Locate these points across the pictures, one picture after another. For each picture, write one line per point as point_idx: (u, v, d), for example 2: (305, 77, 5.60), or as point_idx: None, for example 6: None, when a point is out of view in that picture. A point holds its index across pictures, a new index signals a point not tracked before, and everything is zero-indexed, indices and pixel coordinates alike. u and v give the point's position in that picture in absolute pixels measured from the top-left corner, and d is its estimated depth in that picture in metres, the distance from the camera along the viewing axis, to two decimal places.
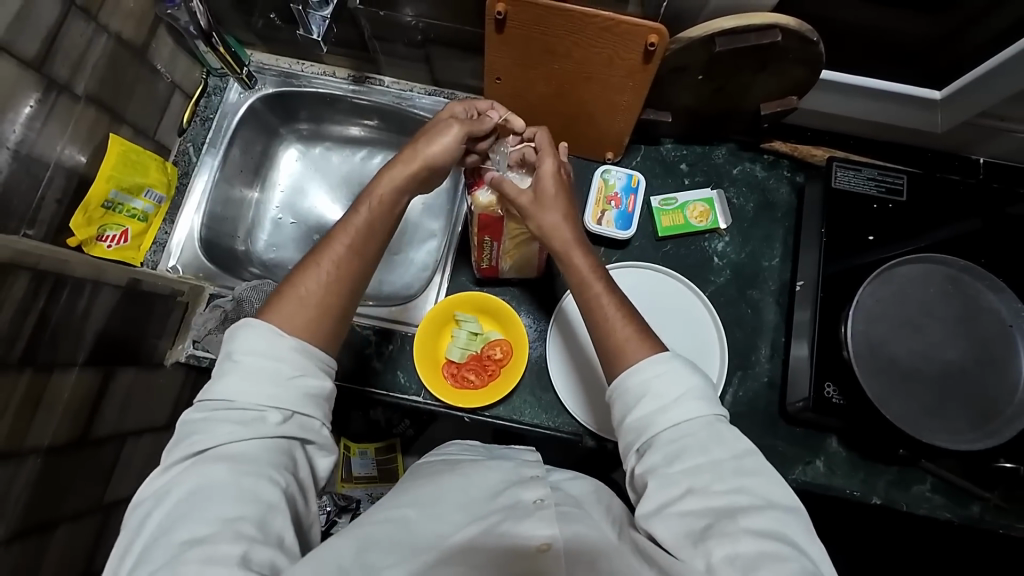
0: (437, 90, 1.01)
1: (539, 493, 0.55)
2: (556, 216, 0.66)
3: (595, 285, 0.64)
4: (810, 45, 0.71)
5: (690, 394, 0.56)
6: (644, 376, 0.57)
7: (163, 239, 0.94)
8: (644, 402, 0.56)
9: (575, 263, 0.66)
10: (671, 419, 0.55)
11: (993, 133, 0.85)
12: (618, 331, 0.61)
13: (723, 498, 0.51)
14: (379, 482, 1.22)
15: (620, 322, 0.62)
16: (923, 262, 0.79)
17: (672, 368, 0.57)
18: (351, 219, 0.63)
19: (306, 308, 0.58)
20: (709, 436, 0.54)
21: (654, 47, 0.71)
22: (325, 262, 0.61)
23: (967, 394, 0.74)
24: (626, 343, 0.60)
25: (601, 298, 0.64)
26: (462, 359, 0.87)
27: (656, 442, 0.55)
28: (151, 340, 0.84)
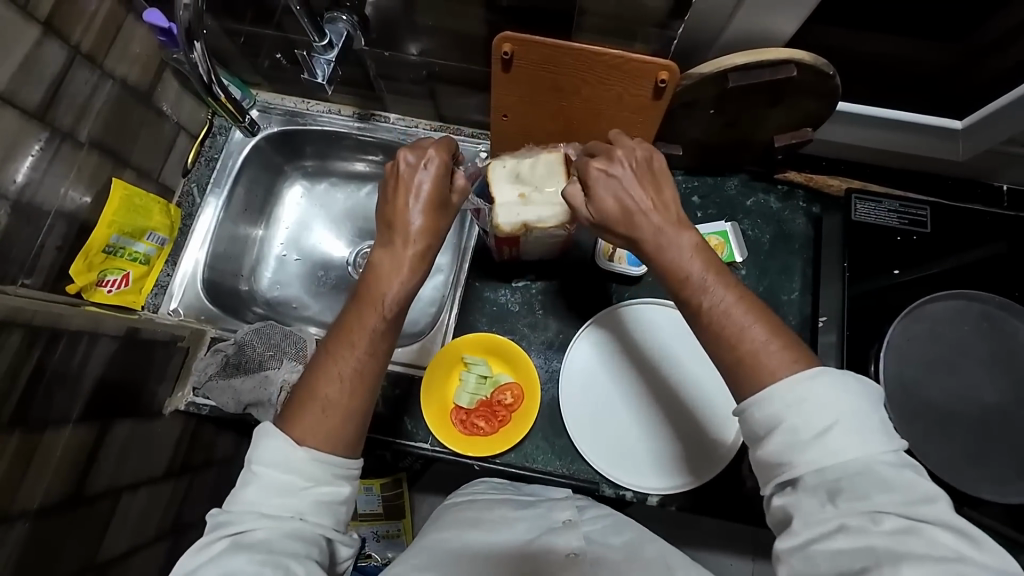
0: (442, 125, 1.00)
1: (572, 543, 0.61)
2: (652, 221, 0.58)
3: (696, 273, 0.55)
4: (826, 79, 0.70)
5: (838, 427, 0.47)
6: (779, 405, 0.49)
7: (165, 282, 0.92)
8: (790, 435, 0.48)
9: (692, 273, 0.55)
10: (820, 456, 0.47)
11: (1016, 160, 0.83)
12: (751, 340, 0.52)
13: (888, 541, 0.44)
14: (384, 519, 1.19)
15: (753, 330, 0.52)
16: (953, 298, 0.75)
17: (813, 393, 0.48)
18: (365, 310, 0.57)
19: (325, 415, 0.53)
20: (868, 474, 0.46)
21: (665, 84, 0.70)
22: (347, 362, 0.55)
23: (1011, 441, 0.69)
24: (758, 356, 0.51)
25: (727, 304, 0.53)
26: (470, 405, 0.83)
27: (803, 479, 0.47)
28: (150, 388, 0.81)
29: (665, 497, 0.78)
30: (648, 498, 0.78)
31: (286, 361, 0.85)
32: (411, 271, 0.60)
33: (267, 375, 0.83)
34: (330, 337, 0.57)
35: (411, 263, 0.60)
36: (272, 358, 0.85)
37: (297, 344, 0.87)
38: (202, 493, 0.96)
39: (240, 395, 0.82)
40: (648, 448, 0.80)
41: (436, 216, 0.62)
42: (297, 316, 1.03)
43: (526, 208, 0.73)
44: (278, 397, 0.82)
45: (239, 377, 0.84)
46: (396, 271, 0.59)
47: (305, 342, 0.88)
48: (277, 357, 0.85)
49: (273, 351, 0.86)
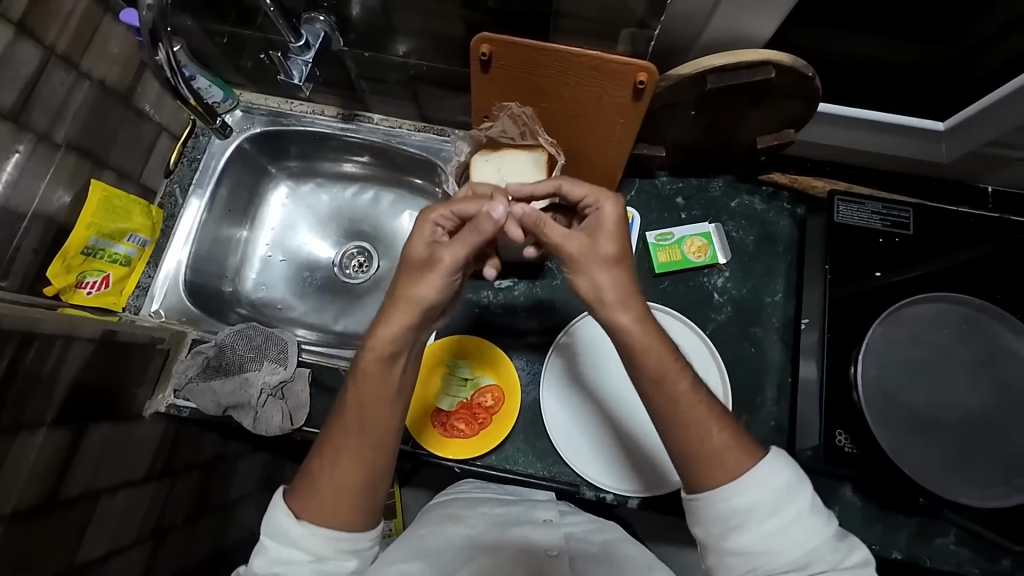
0: (427, 125, 1.00)
1: (553, 540, 0.63)
2: (627, 313, 0.61)
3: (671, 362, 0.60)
4: (806, 81, 0.69)
5: (799, 518, 0.55)
6: (754, 494, 0.55)
7: (146, 283, 0.92)
8: (751, 522, 0.55)
9: (660, 370, 0.60)
10: (783, 543, 0.54)
11: (1000, 162, 0.82)
12: (714, 441, 0.58)
13: None
14: None
15: (711, 427, 0.58)
16: (933, 301, 0.76)
17: (779, 484, 0.56)
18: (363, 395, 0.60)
19: (327, 493, 0.58)
20: (819, 553, 0.54)
21: (643, 85, 0.70)
22: (350, 448, 0.60)
23: (992, 444, 0.69)
24: (723, 454, 0.57)
25: (688, 398, 0.59)
26: (451, 408, 0.83)
27: (766, 563, 0.54)
28: (129, 391, 0.80)
29: (645, 500, 0.77)
30: (628, 501, 0.78)
31: (267, 363, 0.85)
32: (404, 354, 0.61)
33: (247, 377, 0.83)
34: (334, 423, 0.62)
35: (401, 341, 0.61)
36: (252, 360, 0.85)
37: (278, 345, 0.87)
38: (184, 494, 0.96)
39: (220, 398, 0.82)
40: (608, 462, 0.80)
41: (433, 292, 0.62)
42: (282, 317, 1.03)
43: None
44: (258, 399, 0.82)
45: (219, 379, 0.83)
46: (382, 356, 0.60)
47: (286, 344, 0.88)
48: (258, 359, 0.86)
49: (255, 353, 0.86)
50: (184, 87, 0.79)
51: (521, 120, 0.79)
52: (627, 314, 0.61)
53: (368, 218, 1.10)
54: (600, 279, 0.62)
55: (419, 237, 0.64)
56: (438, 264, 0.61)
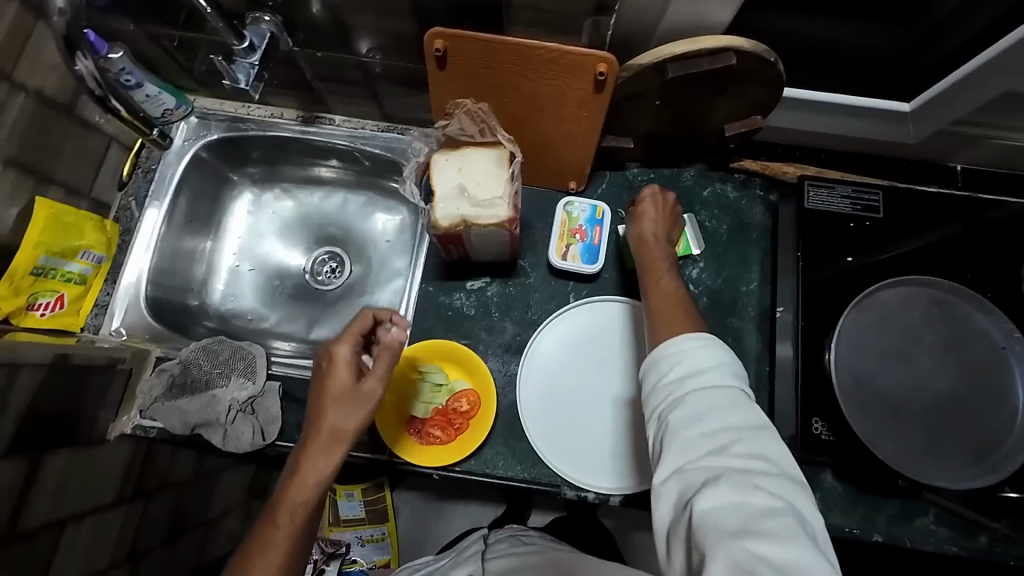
0: (390, 125, 0.97)
1: None
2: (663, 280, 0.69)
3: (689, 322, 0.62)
4: (768, 67, 0.67)
5: (717, 370, 0.55)
6: (680, 346, 0.58)
7: (105, 301, 0.89)
8: (676, 406, 0.54)
9: (661, 292, 0.67)
10: (698, 389, 0.54)
11: (968, 139, 0.82)
12: (669, 321, 0.62)
13: (740, 460, 0.50)
14: (369, 523, 1.15)
15: (681, 317, 0.63)
16: (903, 284, 0.75)
17: (705, 347, 0.57)
18: (283, 508, 0.59)
19: None
20: (734, 407, 0.52)
21: (604, 76, 0.68)
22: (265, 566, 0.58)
23: (968, 426, 0.69)
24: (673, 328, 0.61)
25: (664, 295, 0.67)
26: (425, 415, 0.81)
27: (683, 405, 0.53)
28: (90, 414, 0.77)
29: (627, 496, 0.77)
30: (609, 499, 0.77)
31: (234, 378, 0.83)
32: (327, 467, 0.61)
33: (214, 394, 0.81)
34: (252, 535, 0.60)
35: (325, 478, 0.60)
36: (220, 376, 0.83)
37: (245, 359, 0.84)
38: (159, 514, 0.94)
39: (187, 417, 0.80)
40: (586, 463, 0.80)
41: (345, 411, 0.62)
42: (252, 328, 1.01)
43: (466, 206, 0.71)
44: (227, 415, 0.80)
45: (185, 398, 0.81)
46: (326, 475, 0.60)
47: (254, 357, 0.85)
48: (226, 375, 0.83)
49: (221, 368, 0.84)
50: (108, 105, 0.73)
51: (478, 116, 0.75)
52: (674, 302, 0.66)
53: (337, 223, 1.07)
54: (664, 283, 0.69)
55: (341, 357, 0.64)
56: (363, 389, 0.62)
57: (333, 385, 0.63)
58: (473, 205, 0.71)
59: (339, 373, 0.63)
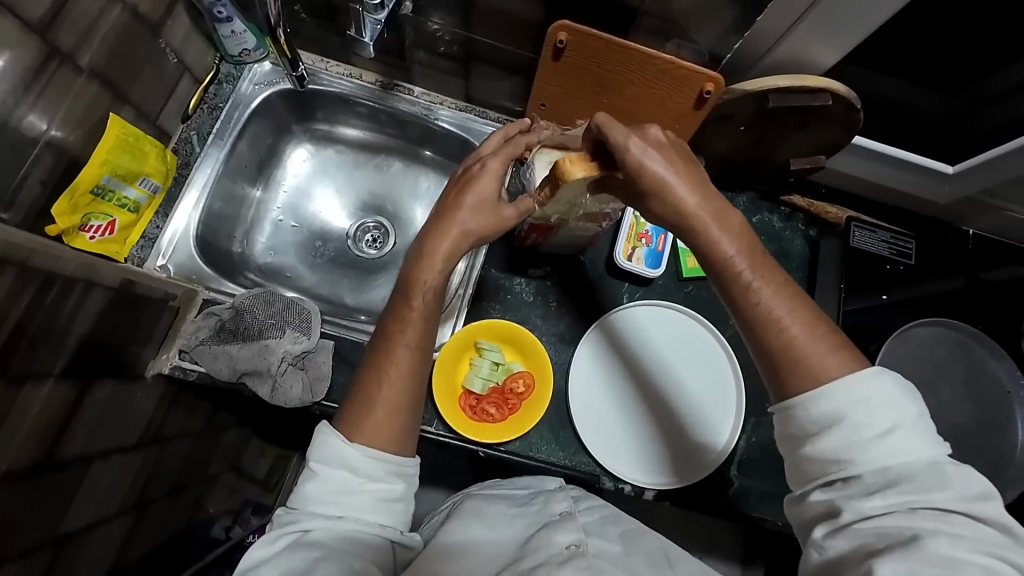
0: (467, 106, 0.98)
1: (571, 538, 0.57)
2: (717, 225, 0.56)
3: (747, 274, 0.54)
4: (853, 112, 0.74)
5: (903, 428, 0.48)
6: (853, 395, 0.49)
7: (153, 234, 0.85)
8: (838, 466, 0.49)
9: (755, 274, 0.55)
10: (886, 453, 0.47)
11: (987, 209, 0.92)
12: (794, 331, 0.52)
13: (934, 521, 0.45)
14: None
15: (786, 314, 0.53)
16: (932, 325, 0.85)
17: (880, 391, 0.49)
18: (403, 310, 0.57)
19: (382, 412, 0.54)
20: (930, 475, 0.46)
21: (709, 95, 0.73)
22: (396, 362, 0.56)
23: (975, 456, 0.78)
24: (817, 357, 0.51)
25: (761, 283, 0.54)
26: (482, 391, 0.82)
27: (867, 468, 0.48)
28: (134, 349, 0.74)
29: (661, 492, 0.81)
30: (644, 493, 0.81)
31: (288, 331, 0.81)
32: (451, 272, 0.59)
33: (267, 345, 0.79)
34: (375, 337, 0.58)
35: (453, 259, 0.58)
36: (273, 327, 0.80)
37: (301, 315, 0.82)
38: (170, 465, 0.90)
39: (237, 363, 0.77)
40: (634, 460, 0.82)
41: (490, 206, 0.60)
42: (291, 285, 0.99)
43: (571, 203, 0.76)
44: (279, 367, 0.78)
45: (236, 344, 0.78)
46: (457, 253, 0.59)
47: (309, 314, 0.83)
48: (279, 326, 0.81)
49: (275, 319, 0.81)
50: (224, 24, 0.83)
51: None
52: (730, 244, 0.55)
53: (389, 195, 1.07)
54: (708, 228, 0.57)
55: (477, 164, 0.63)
56: (504, 214, 0.61)
57: (476, 191, 0.60)
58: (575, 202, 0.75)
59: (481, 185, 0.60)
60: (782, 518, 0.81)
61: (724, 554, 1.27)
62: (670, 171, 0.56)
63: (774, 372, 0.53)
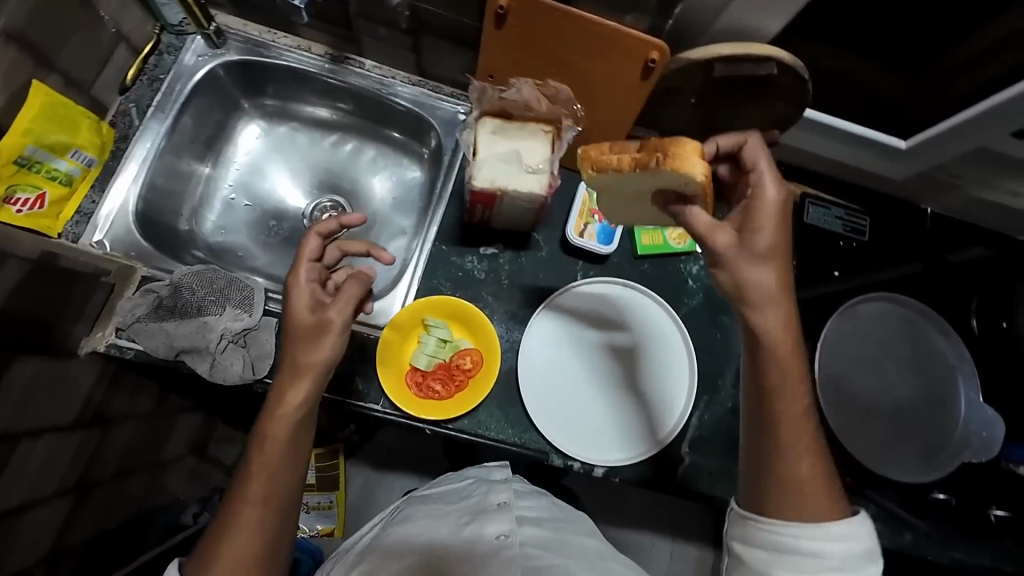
0: (421, 81, 0.96)
1: (503, 528, 0.64)
2: (778, 316, 0.56)
3: (790, 370, 0.56)
4: (801, 83, 0.73)
5: (847, 534, 0.53)
6: (811, 524, 0.53)
7: (89, 210, 0.82)
8: (782, 549, 0.53)
9: (786, 400, 0.56)
10: (824, 546, 0.53)
11: (943, 186, 0.91)
12: (805, 443, 0.56)
13: None
14: (318, 489, 1.31)
15: (804, 438, 0.56)
16: (879, 301, 0.83)
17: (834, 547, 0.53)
18: (256, 454, 0.60)
19: (228, 558, 0.56)
20: (850, 562, 0.53)
21: (655, 63, 0.71)
22: (246, 506, 0.58)
23: (916, 431, 0.78)
24: (810, 486, 0.54)
25: (794, 408, 0.56)
26: (428, 367, 0.81)
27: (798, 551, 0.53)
28: (64, 325, 0.72)
29: (610, 468, 0.80)
30: (594, 469, 0.80)
31: (229, 308, 0.79)
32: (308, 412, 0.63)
33: (206, 321, 0.77)
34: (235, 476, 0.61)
35: (310, 398, 0.63)
36: (213, 304, 0.78)
37: (243, 291, 0.81)
38: (115, 448, 0.88)
39: (174, 340, 0.76)
40: (587, 439, 0.82)
41: (314, 332, 0.64)
42: (243, 265, 0.97)
43: (508, 173, 0.74)
44: (218, 344, 0.76)
45: (173, 321, 0.76)
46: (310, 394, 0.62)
47: (252, 290, 0.81)
48: (219, 303, 0.79)
49: (216, 296, 0.79)
50: None
51: (543, 89, 0.77)
52: (788, 339, 0.56)
53: (346, 172, 1.05)
54: (768, 317, 0.56)
55: (300, 291, 0.66)
56: (326, 328, 0.64)
57: (297, 321, 0.64)
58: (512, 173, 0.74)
59: (302, 313, 0.65)
60: (730, 495, 0.82)
61: (688, 534, 1.28)
62: (767, 225, 0.57)
63: (754, 428, 0.57)
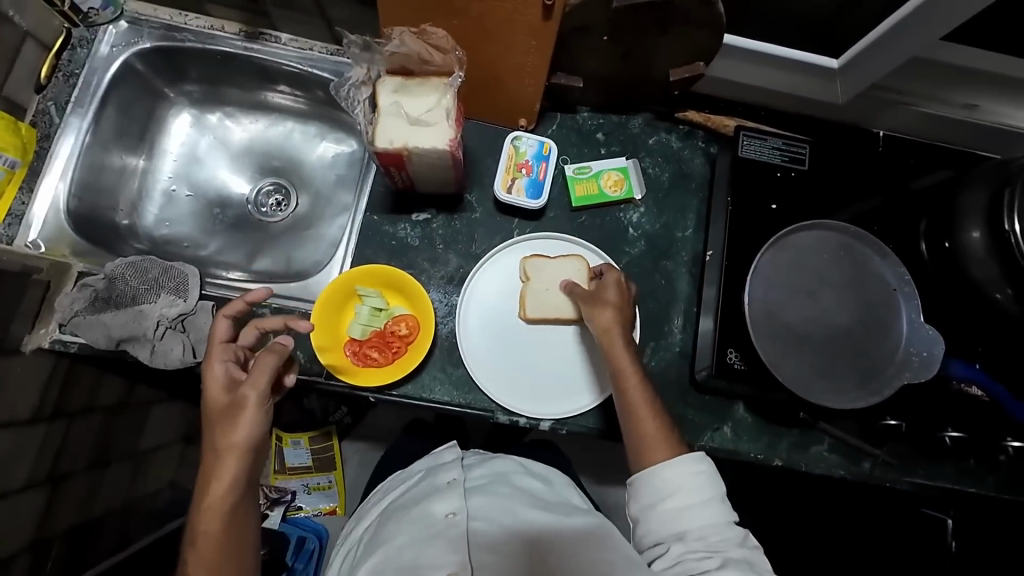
0: (340, 49, 0.94)
1: (451, 507, 0.70)
2: (622, 344, 0.73)
3: (630, 373, 0.72)
4: (708, 6, 0.70)
5: (681, 472, 0.66)
6: (653, 484, 0.66)
7: (20, 211, 0.84)
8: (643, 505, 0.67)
9: (635, 395, 0.70)
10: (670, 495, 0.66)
11: (888, 104, 0.87)
12: (650, 424, 0.69)
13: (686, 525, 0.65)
14: (315, 471, 1.32)
15: (650, 420, 0.69)
16: (816, 229, 0.81)
17: (671, 479, 0.66)
18: (195, 546, 0.64)
19: None
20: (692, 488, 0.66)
21: (552, 3, 0.68)
22: None
23: (860, 358, 0.77)
24: (655, 440, 0.68)
25: (640, 403, 0.70)
26: (363, 336, 0.82)
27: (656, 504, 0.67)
28: (1, 323, 0.74)
29: (556, 421, 0.81)
30: (540, 423, 0.81)
31: (164, 295, 0.80)
32: (237, 495, 0.66)
33: (141, 310, 0.78)
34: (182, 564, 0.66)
35: (236, 483, 0.65)
36: (147, 292, 0.80)
37: (177, 278, 0.82)
38: (83, 441, 0.92)
39: (112, 330, 0.77)
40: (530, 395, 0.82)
41: (230, 418, 0.66)
42: (189, 255, 0.97)
43: (406, 129, 0.72)
44: (155, 331, 0.78)
45: (109, 312, 0.78)
46: (235, 480, 0.65)
47: (186, 277, 0.82)
48: (154, 291, 0.80)
49: (149, 284, 0.80)
50: None
51: (425, 38, 0.72)
52: (627, 355, 0.73)
53: (282, 152, 1.05)
54: (620, 353, 0.73)
55: (214, 375, 0.68)
56: (239, 410, 0.66)
57: (213, 408, 0.67)
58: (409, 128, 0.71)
59: (217, 399, 0.67)
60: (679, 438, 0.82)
61: None
62: (618, 317, 0.75)
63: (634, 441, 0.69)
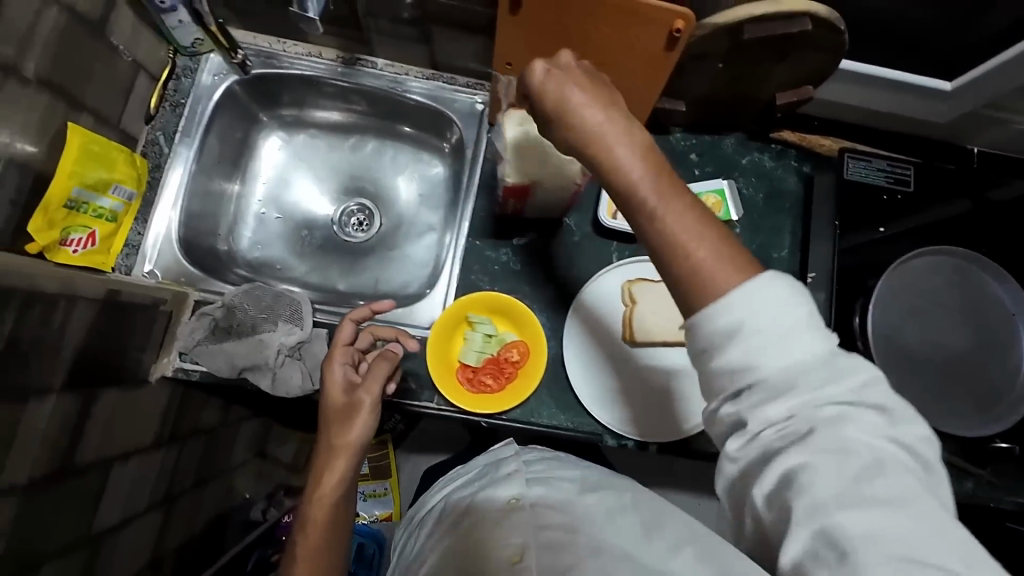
0: (434, 74, 0.95)
1: (512, 493, 0.56)
2: (646, 180, 0.47)
3: (650, 196, 0.46)
4: (836, 35, 0.69)
5: (808, 352, 0.41)
6: (751, 306, 0.42)
7: (136, 241, 0.86)
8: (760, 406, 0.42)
9: (664, 219, 0.45)
10: (810, 424, 0.41)
11: (990, 122, 0.86)
12: (692, 240, 0.44)
13: (858, 471, 0.39)
14: (372, 479, 1.34)
15: (698, 235, 0.44)
16: (931, 253, 0.81)
17: (776, 300, 0.42)
18: (305, 538, 0.63)
19: None
20: (836, 405, 0.41)
21: (681, 33, 0.66)
22: None
23: (974, 380, 0.77)
24: (705, 268, 0.43)
25: (672, 207, 0.45)
26: (478, 363, 0.83)
27: (777, 436, 0.41)
28: (134, 354, 0.76)
29: (665, 445, 0.81)
30: (648, 447, 0.81)
31: (281, 324, 0.82)
32: (347, 488, 0.65)
33: (261, 339, 0.79)
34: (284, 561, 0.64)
35: (351, 473, 0.65)
36: (266, 321, 0.81)
37: (291, 306, 0.83)
38: (190, 462, 0.94)
39: (234, 359, 0.79)
40: (638, 418, 0.81)
41: (350, 415, 0.66)
42: (281, 277, 0.99)
43: (539, 164, 0.73)
44: (276, 359, 0.79)
45: (231, 341, 0.80)
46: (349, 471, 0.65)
47: (299, 304, 0.84)
48: (271, 320, 0.82)
49: (267, 313, 0.82)
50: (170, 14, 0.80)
51: None
52: (639, 164, 0.47)
53: (368, 173, 1.06)
54: (625, 167, 0.47)
55: (333, 376, 0.68)
56: (358, 408, 0.66)
57: (331, 404, 0.66)
58: (542, 164, 0.73)
59: (335, 395, 0.67)
60: None
61: None
62: (613, 131, 0.49)
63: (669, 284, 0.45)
